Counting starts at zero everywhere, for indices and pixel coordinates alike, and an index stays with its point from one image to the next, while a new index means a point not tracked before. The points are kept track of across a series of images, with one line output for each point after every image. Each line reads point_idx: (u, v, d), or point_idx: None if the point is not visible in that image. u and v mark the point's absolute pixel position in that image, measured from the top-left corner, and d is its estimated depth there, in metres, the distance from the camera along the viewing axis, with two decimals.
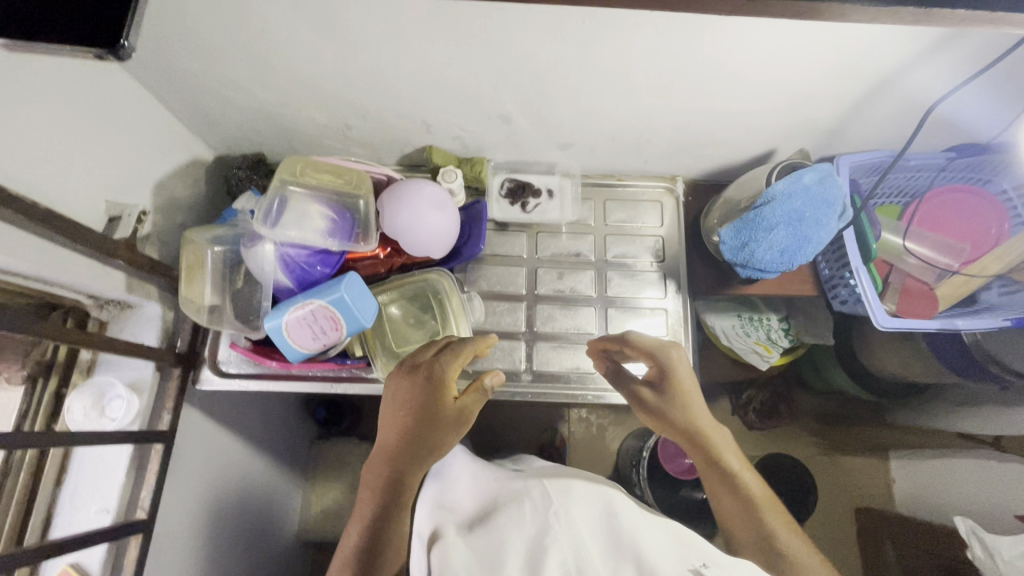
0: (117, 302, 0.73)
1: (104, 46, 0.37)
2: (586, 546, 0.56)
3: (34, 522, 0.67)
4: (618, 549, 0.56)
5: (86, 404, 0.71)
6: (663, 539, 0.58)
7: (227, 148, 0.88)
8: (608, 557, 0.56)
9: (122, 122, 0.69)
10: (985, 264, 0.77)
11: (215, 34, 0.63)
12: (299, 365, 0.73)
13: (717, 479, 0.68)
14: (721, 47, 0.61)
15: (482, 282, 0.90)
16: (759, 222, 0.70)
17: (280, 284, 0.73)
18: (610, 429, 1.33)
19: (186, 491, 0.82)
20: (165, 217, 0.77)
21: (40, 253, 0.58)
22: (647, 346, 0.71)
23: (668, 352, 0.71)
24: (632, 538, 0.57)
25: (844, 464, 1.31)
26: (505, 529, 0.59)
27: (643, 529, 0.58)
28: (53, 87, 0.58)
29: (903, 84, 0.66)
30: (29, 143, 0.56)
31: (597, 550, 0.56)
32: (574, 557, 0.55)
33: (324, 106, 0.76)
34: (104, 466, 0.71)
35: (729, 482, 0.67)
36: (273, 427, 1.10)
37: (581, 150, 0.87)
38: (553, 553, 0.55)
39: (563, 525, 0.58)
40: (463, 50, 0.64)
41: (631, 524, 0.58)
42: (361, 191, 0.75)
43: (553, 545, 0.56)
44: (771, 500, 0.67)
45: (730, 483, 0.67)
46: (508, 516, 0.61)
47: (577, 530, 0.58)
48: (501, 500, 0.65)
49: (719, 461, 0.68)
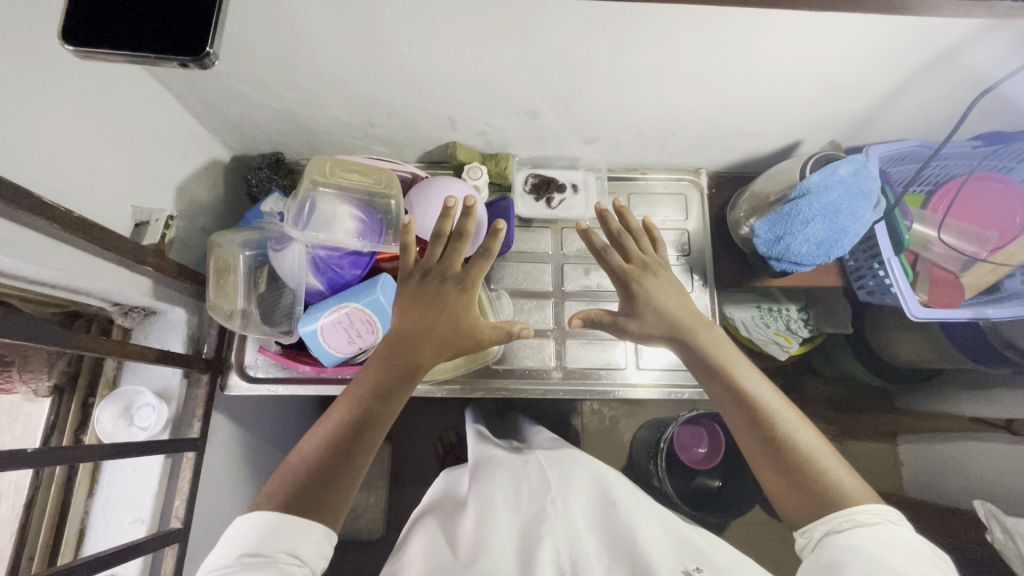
0: (141, 309, 0.71)
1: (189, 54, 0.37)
2: (581, 538, 0.56)
3: (69, 534, 0.66)
4: (614, 546, 0.57)
5: (115, 413, 0.68)
6: (659, 534, 0.59)
7: (246, 148, 0.86)
8: (602, 553, 0.56)
9: (143, 126, 0.67)
10: (1012, 253, 0.77)
11: (241, 33, 0.61)
12: (333, 369, 0.74)
13: (714, 380, 0.63)
14: (757, 42, 0.61)
15: (509, 279, 0.90)
16: (794, 216, 0.71)
17: (311, 288, 0.75)
18: (624, 420, 1.33)
19: (217, 497, 0.81)
20: (188, 221, 0.76)
21: (74, 265, 0.57)
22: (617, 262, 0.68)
23: (634, 270, 0.68)
24: (626, 529, 0.57)
25: (853, 449, 1.32)
26: (498, 510, 0.61)
27: (643, 524, 0.58)
28: (74, 91, 0.56)
29: (964, 56, 0.62)
30: (54, 150, 0.54)
31: (592, 545, 0.57)
32: (569, 551, 0.55)
33: (349, 105, 0.75)
34: (135, 476, 0.70)
35: (728, 380, 0.62)
36: (295, 427, 1.10)
37: (606, 144, 0.86)
38: (547, 543, 0.56)
39: (559, 513, 0.59)
40: (495, 46, 0.63)
41: (626, 514, 0.59)
42: (392, 190, 0.74)
43: (547, 535, 0.57)
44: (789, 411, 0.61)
45: (729, 383, 0.62)
46: (504, 496, 0.63)
47: (574, 519, 0.58)
48: (499, 476, 0.67)
49: (715, 360, 0.64)
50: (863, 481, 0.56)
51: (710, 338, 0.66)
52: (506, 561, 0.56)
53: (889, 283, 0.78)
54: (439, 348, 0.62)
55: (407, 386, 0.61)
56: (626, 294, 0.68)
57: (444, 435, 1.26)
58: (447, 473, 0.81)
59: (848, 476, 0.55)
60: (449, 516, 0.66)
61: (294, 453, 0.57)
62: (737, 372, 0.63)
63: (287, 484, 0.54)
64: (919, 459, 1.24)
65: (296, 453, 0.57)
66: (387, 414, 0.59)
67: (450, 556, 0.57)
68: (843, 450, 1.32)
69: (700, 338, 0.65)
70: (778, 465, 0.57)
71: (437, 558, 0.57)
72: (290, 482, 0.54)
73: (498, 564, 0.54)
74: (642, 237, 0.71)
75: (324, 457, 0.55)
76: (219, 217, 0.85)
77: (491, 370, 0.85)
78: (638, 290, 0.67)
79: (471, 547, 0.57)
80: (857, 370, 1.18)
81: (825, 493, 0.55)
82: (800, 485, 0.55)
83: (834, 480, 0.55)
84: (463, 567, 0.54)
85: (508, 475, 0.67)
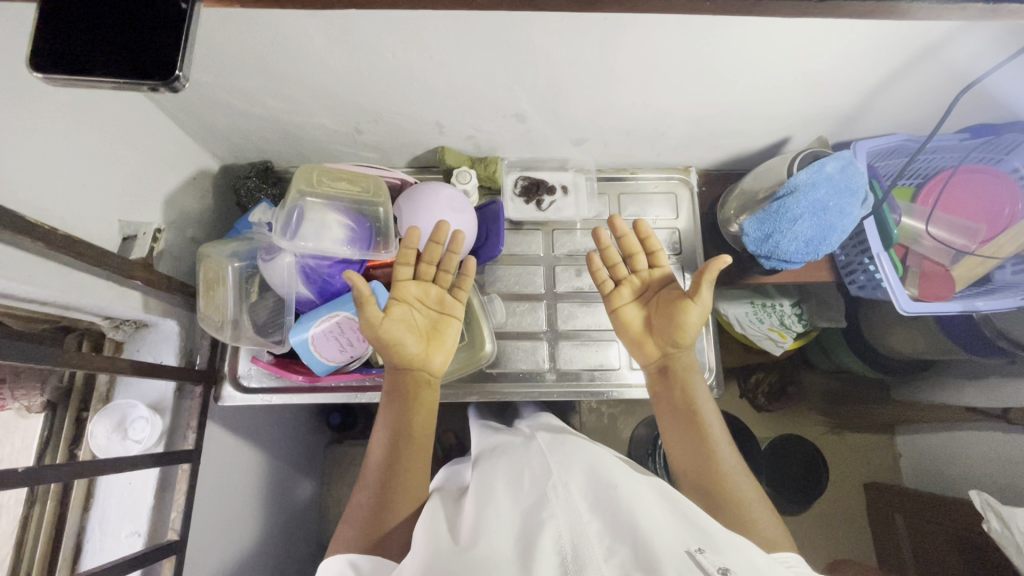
0: (133, 322, 0.71)
1: (158, 77, 0.34)
2: (581, 522, 0.49)
3: (65, 550, 0.66)
4: (615, 528, 0.48)
5: (108, 427, 0.68)
6: (663, 515, 0.51)
7: (234, 157, 0.86)
8: (604, 536, 0.48)
9: (128, 140, 0.67)
10: (1002, 244, 0.76)
11: (224, 44, 0.61)
12: (328, 378, 0.75)
13: (674, 407, 0.68)
14: (739, 44, 0.61)
15: (501, 283, 0.90)
16: (782, 214, 0.71)
17: (301, 297, 0.75)
18: (622, 418, 1.34)
19: (216, 506, 0.82)
20: (177, 232, 0.76)
21: (62, 281, 0.57)
22: (633, 246, 0.75)
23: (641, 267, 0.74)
24: (629, 511, 0.49)
25: (850, 440, 1.33)
26: (499, 498, 0.54)
27: (646, 509, 0.50)
28: (55, 106, 0.55)
29: (948, 50, 0.61)
30: (37, 167, 0.54)
31: (594, 528, 0.49)
32: (570, 536, 0.48)
33: (336, 113, 0.75)
34: (131, 490, 0.70)
35: (688, 409, 0.66)
36: (294, 434, 1.10)
37: (595, 145, 0.86)
38: (548, 529, 0.49)
39: (560, 498, 0.52)
40: (479, 51, 0.63)
41: (628, 497, 0.51)
42: (380, 198, 0.76)
43: (548, 520, 0.49)
44: (733, 449, 0.64)
45: (689, 410, 0.66)
46: (504, 482, 0.57)
47: (575, 503, 0.51)
48: (499, 464, 0.61)
49: (687, 387, 0.68)
50: (785, 530, 0.58)
51: (684, 361, 0.70)
52: (507, 545, 0.48)
53: (879, 277, 0.78)
54: (426, 379, 0.67)
55: (427, 418, 0.65)
56: (680, 295, 0.69)
57: (442, 437, 1.26)
58: (450, 466, 0.77)
59: (770, 519, 0.58)
60: (451, 503, 0.59)
61: (350, 505, 0.61)
62: (702, 405, 0.67)
63: (351, 533, 0.57)
64: (914, 450, 1.25)
65: (352, 504, 0.61)
66: (417, 446, 0.63)
67: (449, 540, 0.50)
68: (841, 443, 1.33)
69: (675, 363, 0.70)
70: (705, 496, 0.61)
71: (436, 541, 0.50)
72: (350, 532, 0.58)
73: (498, 547, 0.48)
74: (639, 256, 0.74)
75: (377, 501, 0.58)
76: (210, 228, 0.85)
77: (485, 374, 0.85)
78: (642, 281, 0.74)
79: (472, 531, 0.51)
80: (852, 363, 1.18)
81: (744, 528, 0.57)
82: (720, 516, 0.59)
83: (755, 518, 0.58)
84: (463, 552, 0.47)
85: (510, 461, 0.60)
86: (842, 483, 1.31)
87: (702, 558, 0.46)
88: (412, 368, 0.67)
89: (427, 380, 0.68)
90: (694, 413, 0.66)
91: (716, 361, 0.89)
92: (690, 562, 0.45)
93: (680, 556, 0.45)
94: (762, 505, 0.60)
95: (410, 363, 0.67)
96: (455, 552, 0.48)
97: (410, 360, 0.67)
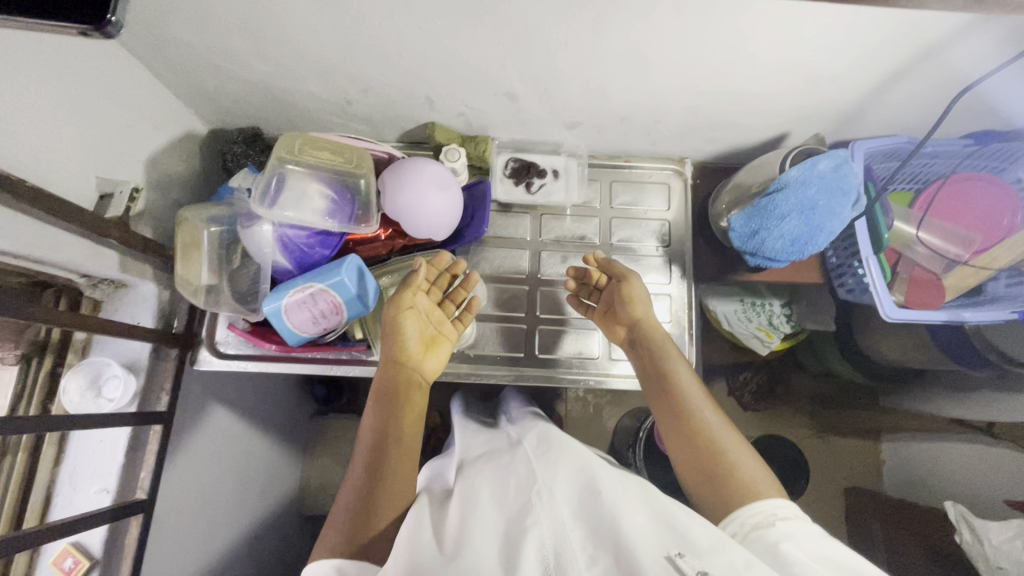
0: (110, 282, 0.71)
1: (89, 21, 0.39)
2: (566, 528, 0.49)
3: (35, 502, 0.67)
4: (597, 534, 0.48)
5: (82, 384, 0.69)
6: (645, 520, 0.49)
7: (222, 122, 0.85)
8: (587, 543, 0.47)
9: (110, 95, 0.66)
10: (994, 257, 0.74)
11: (208, 3, 0.59)
12: (302, 348, 0.76)
13: (651, 382, 0.68)
14: (739, 29, 0.59)
15: (486, 264, 0.89)
16: (770, 211, 0.70)
17: (278, 265, 0.75)
18: (608, 408, 1.33)
19: (191, 468, 0.82)
20: (159, 193, 0.76)
21: (35, 235, 0.56)
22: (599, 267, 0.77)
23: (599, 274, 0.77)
24: (610, 516, 0.48)
25: (835, 446, 1.32)
26: (483, 504, 0.54)
27: (628, 514, 0.49)
28: (32, 54, 0.54)
29: (953, 49, 0.59)
30: (14, 116, 0.53)
31: (576, 534, 0.48)
32: (554, 545, 0.47)
33: (324, 81, 0.74)
34: (102, 446, 0.71)
35: (664, 383, 0.66)
36: (276, 403, 1.10)
37: (589, 130, 0.84)
38: (531, 536, 0.48)
39: (544, 505, 0.51)
40: (469, 24, 0.61)
41: (611, 501, 0.50)
42: (361, 169, 0.74)
43: (531, 528, 0.49)
44: (718, 411, 0.64)
45: (665, 383, 0.66)
46: (491, 490, 0.56)
47: (561, 512, 0.50)
48: (486, 469, 0.60)
49: (660, 366, 0.67)
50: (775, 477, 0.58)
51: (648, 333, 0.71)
52: (490, 551, 0.48)
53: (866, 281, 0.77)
54: (419, 382, 0.68)
55: (415, 418, 0.65)
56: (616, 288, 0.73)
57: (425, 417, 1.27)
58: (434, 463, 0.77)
59: (757, 468, 0.58)
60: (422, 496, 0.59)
61: (335, 507, 0.59)
62: (680, 374, 0.66)
63: (335, 538, 0.56)
64: (897, 459, 1.24)
65: (337, 508, 0.59)
66: (406, 449, 0.62)
67: (433, 545, 0.49)
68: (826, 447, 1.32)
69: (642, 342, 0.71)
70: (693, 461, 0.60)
71: (417, 543, 0.50)
72: (335, 536, 0.56)
73: (478, 552, 0.47)
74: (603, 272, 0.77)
75: (363, 504, 0.57)
76: (195, 191, 0.84)
77: (461, 356, 0.85)
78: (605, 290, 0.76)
79: (455, 537, 0.50)
80: (841, 367, 1.17)
81: (733, 484, 0.57)
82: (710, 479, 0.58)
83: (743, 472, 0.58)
84: (442, 557, 0.47)
85: (496, 467, 0.59)
86: (824, 486, 1.30)
87: (681, 561, 0.44)
88: (407, 365, 0.68)
89: (418, 380, 0.68)
90: (669, 383, 0.66)
91: (695, 356, 0.87)
92: (667, 566, 0.43)
93: (659, 562, 0.43)
94: (751, 456, 0.59)
95: (405, 360, 0.68)
96: (436, 558, 0.47)
97: (407, 357, 0.68)
